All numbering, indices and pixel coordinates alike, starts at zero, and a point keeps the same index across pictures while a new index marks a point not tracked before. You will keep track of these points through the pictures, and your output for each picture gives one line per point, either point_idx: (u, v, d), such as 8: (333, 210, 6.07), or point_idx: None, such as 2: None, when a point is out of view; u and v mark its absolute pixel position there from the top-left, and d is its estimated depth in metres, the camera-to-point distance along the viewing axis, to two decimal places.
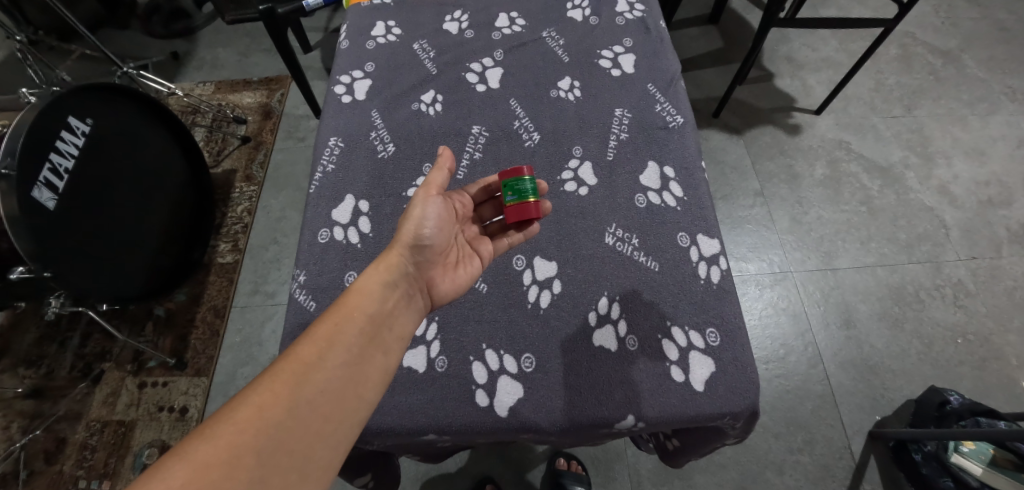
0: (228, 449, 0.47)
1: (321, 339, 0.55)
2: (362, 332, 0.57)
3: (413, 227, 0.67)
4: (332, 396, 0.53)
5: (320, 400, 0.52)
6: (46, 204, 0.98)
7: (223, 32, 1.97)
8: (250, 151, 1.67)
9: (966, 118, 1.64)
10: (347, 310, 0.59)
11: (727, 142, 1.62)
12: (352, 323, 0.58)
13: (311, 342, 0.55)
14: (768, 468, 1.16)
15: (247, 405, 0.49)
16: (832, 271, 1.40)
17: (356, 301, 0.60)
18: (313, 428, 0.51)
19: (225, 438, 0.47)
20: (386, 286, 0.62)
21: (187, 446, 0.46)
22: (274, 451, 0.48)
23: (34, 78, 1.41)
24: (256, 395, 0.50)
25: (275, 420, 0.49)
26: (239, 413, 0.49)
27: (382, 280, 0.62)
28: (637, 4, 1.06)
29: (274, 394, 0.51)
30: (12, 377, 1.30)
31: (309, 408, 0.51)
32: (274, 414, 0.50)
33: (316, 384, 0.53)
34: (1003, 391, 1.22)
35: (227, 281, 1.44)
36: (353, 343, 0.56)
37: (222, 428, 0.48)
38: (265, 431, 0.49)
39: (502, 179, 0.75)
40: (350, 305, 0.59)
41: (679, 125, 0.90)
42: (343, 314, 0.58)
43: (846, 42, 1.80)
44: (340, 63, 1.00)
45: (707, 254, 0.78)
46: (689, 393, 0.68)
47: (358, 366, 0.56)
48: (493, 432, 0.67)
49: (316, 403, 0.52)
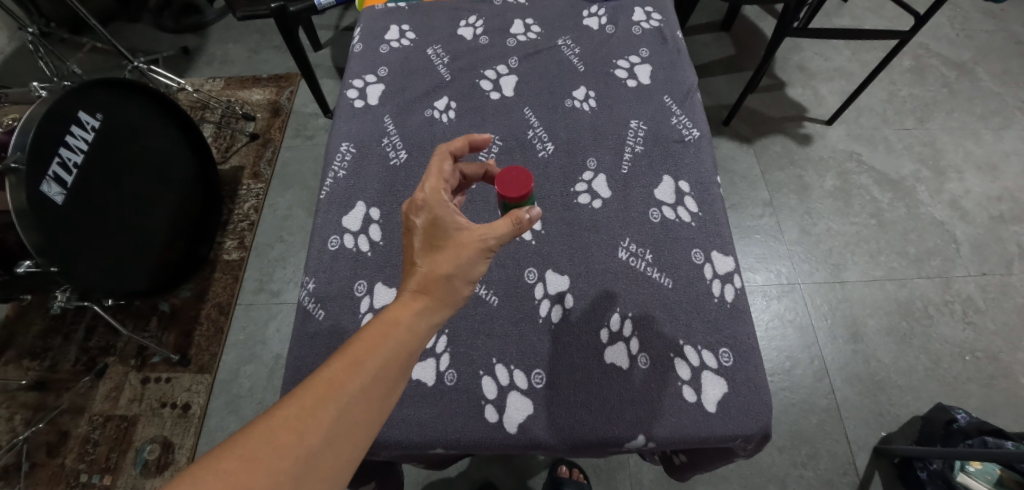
0: (255, 476, 0.38)
1: (352, 361, 0.45)
2: (400, 354, 0.47)
3: (461, 283, 0.54)
4: (364, 422, 0.44)
5: (354, 426, 0.43)
6: (55, 199, 0.98)
7: (234, 28, 1.97)
8: (259, 148, 1.66)
9: (979, 132, 1.62)
10: (379, 331, 0.47)
11: (737, 151, 1.61)
12: (390, 341, 0.47)
13: (343, 360, 0.45)
14: (770, 481, 1.15)
15: (275, 427, 0.40)
16: (840, 284, 1.38)
17: (391, 324, 0.48)
18: (344, 455, 0.42)
19: (255, 460, 0.38)
20: (429, 322, 0.51)
21: (204, 475, 0.37)
22: (308, 482, 0.40)
23: (45, 70, 1.40)
24: (283, 414, 0.41)
25: (310, 448, 0.40)
26: (263, 435, 0.40)
27: (426, 317, 0.51)
28: (655, 13, 1.05)
29: (304, 417, 0.41)
30: (17, 368, 1.30)
31: (343, 435, 0.42)
32: (307, 439, 0.40)
33: (352, 414, 0.43)
34: (1011, 409, 1.21)
35: (233, 278, 1.43)
36: (390, 365, 0.46)
37: (250, 452, 0.39)
38: (298, 459, 0.39)
39: (506, 183, 0.66)
40: (382, 326, 0.48)
41: (695, 139, 0.89)
42: (379, 335, 0.47)
43: (859, 53, 1.79)
44: (352, 66, 1.00)
45: (721, 272, 0.77)
46: (701, 414, 0.67)
47: (392, 392, 0.46)
48: (501, 448, 0.67)
49: (349, 429, 0.43)
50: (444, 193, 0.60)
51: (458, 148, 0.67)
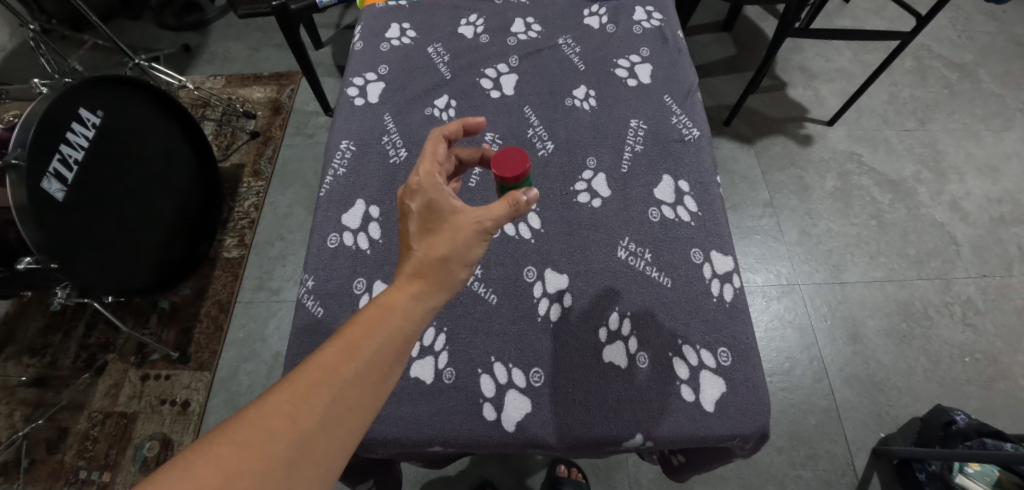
0: (248, 461, 0.38)
1: (347, 347, 0.45)
2: (396, 340, 0.47)
3: (457, 266, 0.54)
4: (357, 407, 0.43)
5: (347, 411, 0.43)
6: (55, 196, 0.98)
7: (235, 25, 1.97)
8: (260, 146, 1.67)
9: (980, 133, 1.62)
10: (374, 316, 0.47)
11: (738, 151, 1.61)
12: (384, 326, 0.47)
13: (337, 346, 0.44)
14: (769, 482, 1.15)
15: (270, 412, 0.40)
16: (840, 285, 1.38)
17: (386, 308, 0.48)
18: (338, 440, 0.42)
19: (249, 444, 0.38)
20: (424, 307, 0.51)
21: (198, 459, 0.37)
22: (300, 466, 0.39)
23: (46, 67, 1.40)
24: (278, 398, 0.41)
25: (302, 431, 0.40)
26: (257, 418, 0.40)
27: (422, 301, 0.51)
28: (655, 12, 1.05)
29: (298, 402, 0.41)
30: (17, 364, 1.30)
31: (336, 420, 0.42)
32: (300, 424, 0.40)
33: (346, 399, 0.43)
34: (1010, 411, 1.21)
35: (233, 276, 1.44)
36: (385, 350, 0.46)
37: (242, 437, 0.39)
38: (291, 443, 0.39)
39: (503, 162, 0.66)
40: (378, 312, 0.48)
41: (695, 139, 0.89)
42: (373, 321, 0.47)
43: (861, 54, 1.79)
44: (353, 65, 1.00)
45: (720, 271, 0.77)
46: (699, 414, 0.67)
47: (387, 378, 0.46)
48: (499, 446, 0.67)
49: (343, 414, 0.42)
50: (438, 178, 0.60)
51: (453, 132, 0.66)
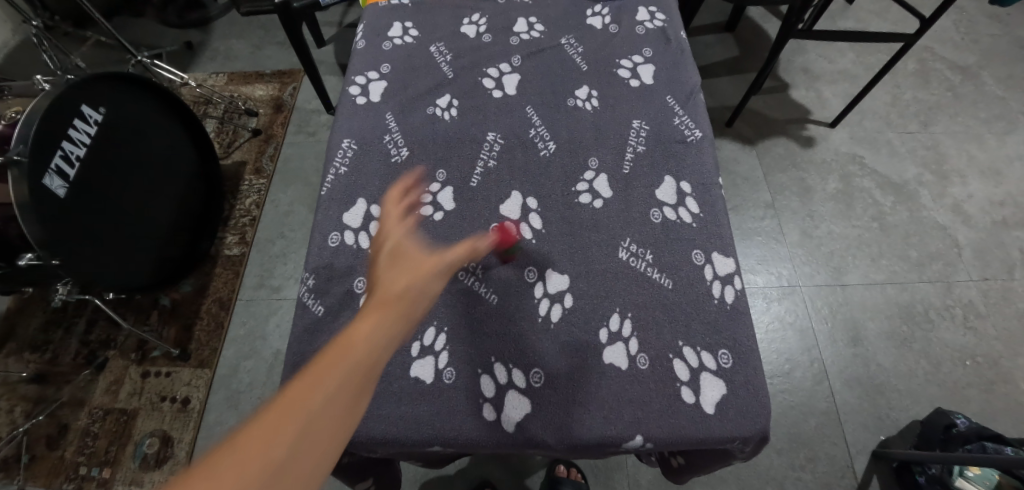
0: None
1: (321, 370, 0.40)
2: (365, 365, 0.42)
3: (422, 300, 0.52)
4: (333, 433, 0.38)
5: (324, 436, 0.38)
6: (57, 192, 0.98)
7: (237, 23, 1.97)
8: (261, 144, 1.66)
9: (983, 136, 1.61)
10: (346, 343, 0.43)
11: (740, 152, 1.61)
12: (358, 350, 0.43)
13: (311, 372, 0.40)
14: (768, 483, 1.15)
15: (240, 442, 0.34)
16: (841, 287, 1.38)
17: (357, 335, 0.45)
18: (314, 471, 0.36)
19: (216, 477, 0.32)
20: (394, 337, 0.47)
21: None
22: None
23: (49, 63, 1.40)
24: (248, 429, 0.35)
25: (277, 459, 0.34)
26: (226, 452, 0.34)
27: (392, 330, 0.48)
28: (658, 13, 1.05)
29: (270, 431, 0.35)
30: (18, 360, 1.30)
31: (311, 449, 0.36)
32: (274, 451, 0.34)
33: (319, 424, 0.37)
34: (1011, 415, 1.20)
35: (234, 273, 1.44)
36: (362, 371, 0.42)
37: (211, 466, 0.32)
38: (267, 472, 0.33)
39: None
40: (348, 340, 0.44)
41: (697, 140, 0.89)
42: (340, 350, 0.43)
43: (864, 56, 1.78)
44: (355, 63, 1.00)
45: (721, 273, 0.77)
46: (699, 415, 0.67)
47: (357, 404, 0.41)
48: (499, 446, 0.67)
49: (319, 440, 0.37)
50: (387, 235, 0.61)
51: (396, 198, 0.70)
